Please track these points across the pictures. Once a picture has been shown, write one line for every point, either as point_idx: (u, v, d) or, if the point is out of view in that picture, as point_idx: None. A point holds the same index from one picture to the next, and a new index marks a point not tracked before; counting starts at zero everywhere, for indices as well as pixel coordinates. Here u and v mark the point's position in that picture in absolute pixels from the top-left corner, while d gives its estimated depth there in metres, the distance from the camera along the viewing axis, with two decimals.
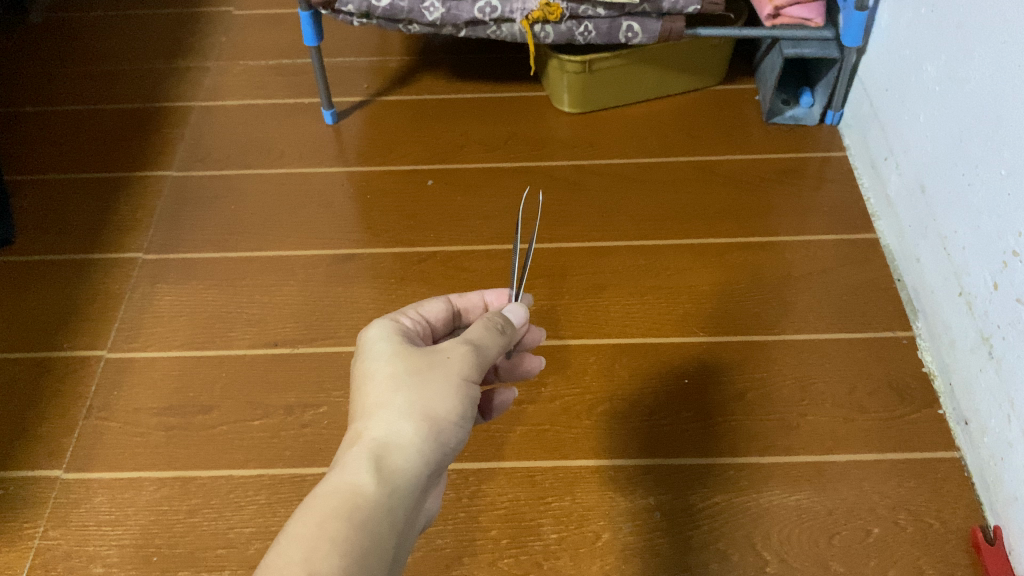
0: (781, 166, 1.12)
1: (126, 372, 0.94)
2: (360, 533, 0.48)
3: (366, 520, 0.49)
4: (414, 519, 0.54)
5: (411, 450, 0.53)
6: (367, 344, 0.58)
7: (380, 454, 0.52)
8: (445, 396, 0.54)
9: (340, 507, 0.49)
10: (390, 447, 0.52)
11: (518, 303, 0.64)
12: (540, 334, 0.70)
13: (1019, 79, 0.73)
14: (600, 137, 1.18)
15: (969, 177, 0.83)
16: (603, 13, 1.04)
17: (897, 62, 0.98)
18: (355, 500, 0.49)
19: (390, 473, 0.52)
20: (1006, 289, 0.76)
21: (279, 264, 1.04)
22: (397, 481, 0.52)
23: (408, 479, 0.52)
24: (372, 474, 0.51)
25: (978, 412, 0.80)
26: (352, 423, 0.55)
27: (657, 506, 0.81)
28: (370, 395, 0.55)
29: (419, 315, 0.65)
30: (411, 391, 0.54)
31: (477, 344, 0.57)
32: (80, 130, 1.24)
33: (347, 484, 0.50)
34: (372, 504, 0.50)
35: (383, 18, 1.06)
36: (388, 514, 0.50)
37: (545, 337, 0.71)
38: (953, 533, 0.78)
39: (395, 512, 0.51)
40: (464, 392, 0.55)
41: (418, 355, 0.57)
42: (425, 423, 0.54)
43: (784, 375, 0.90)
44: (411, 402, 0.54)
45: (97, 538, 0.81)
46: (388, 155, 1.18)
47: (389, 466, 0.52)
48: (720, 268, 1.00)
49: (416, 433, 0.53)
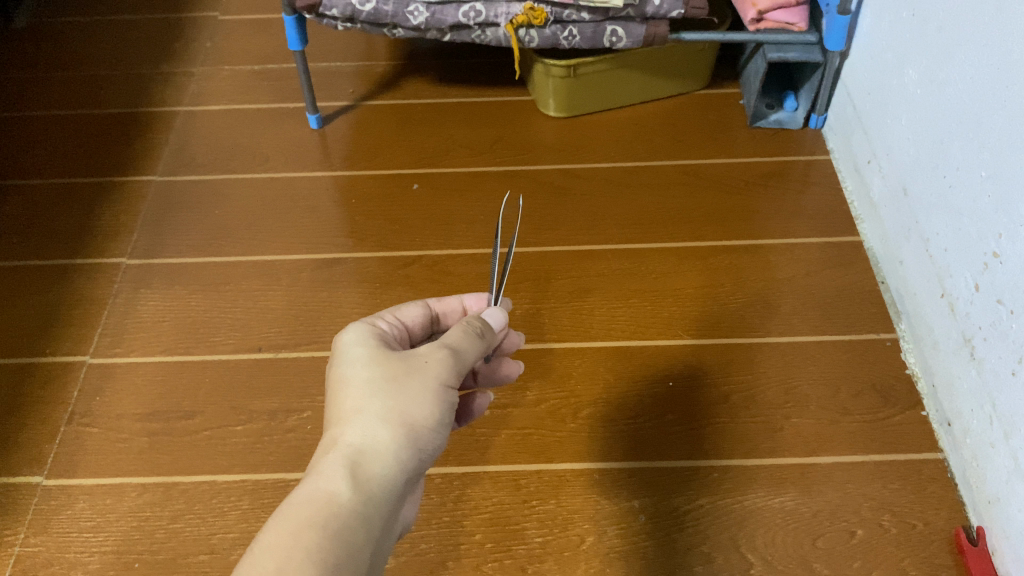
0: (766, 170, 1.13)
1: (109, 378, 0.93)
2: (336, 541, 0.48)
3: (340, 528, 0.48)
4: (392, 525, 0.54)
5: (388, 456, 0.53)
6: (343, 349, 0.58)
7: (357, 460, 0.52)
8: (422, 400, 0.54)
9: (315, 515, 0.48)
10: (366, 453, 0.52)
11: (496, 307, 0.64)
12: (519, 339, 0.69)
13: (999, 81, 0.74)
14: (585, 142, 1.19)
15: (950, 179, 0.83)
16: (587, 18, 1.04)
17: (880, 66, 0.99)
18: (330, 508, 0.49)
19: (366, 480, 0.51)
20: (987, 290, 0.77)
21: (263, 269, 1.04)
22: (373, 488, 0.51)
23: (384, 486, 0.52)
24: (347, 481, 0.51)
25: (961, 413, 0.81)
26: (329, 429, 0.54)
27: (642, 509, 0.81)
28: (346, 400, 0.54)
29: (396, 319, 0.65)
30: (388, 397, 0.54)
31: (455, 349, 0.57)
32: (63, 135, 1.24)
33: (322, 492, 0.50)
34: (347, 512, 0.49)
35: (367, 22, 1.06)
36: (364, 522, 0.50)
37: (524, 342, 0.70)
38: (937, 534, 0.78)
39: (371, 519, 0.50)
40: (442, 397, 0.55)
41: (396, 359, 0.56)
42: (402, 429, 0.53)
43: (768, 378, 0.90)
44: (388, 408, 0.54)
45: (78, 545, 0.80)
46: (374, 159, 1.18)
47: (364, 474, 0.52)
48: (704, 272, 1.00)
49: (393, 439, 0.53)
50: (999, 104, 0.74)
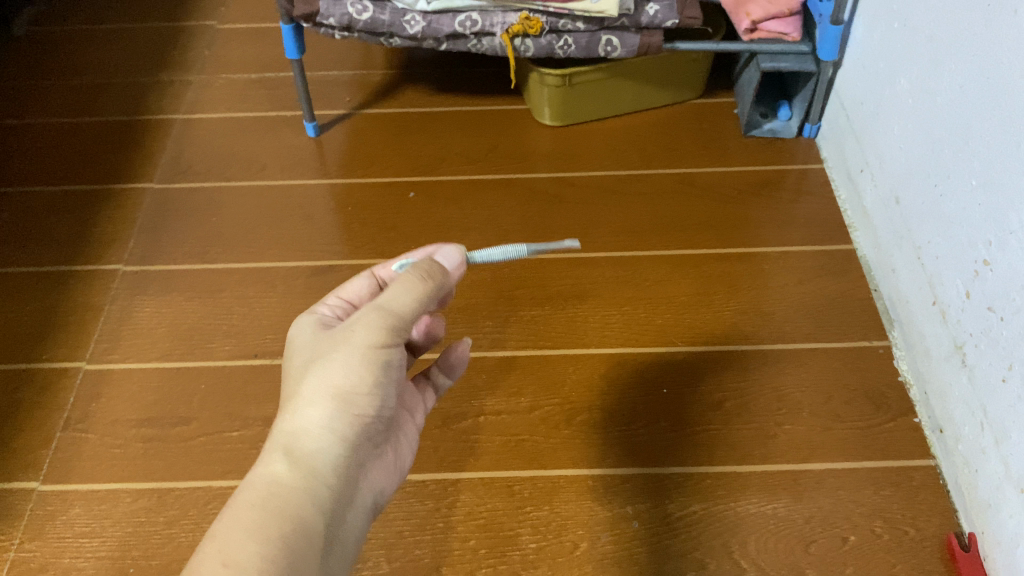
0: (759, 179, 1.14)
1: (105, 384, 0.93)
2: (274, 517, 0.50)
3: (279, 505, 0.51)
4: (350, 496, 0.56)
5: (326, 427, 0.54)
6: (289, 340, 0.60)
7: (295, 439, 0.54)
8: (351, 369, 0.55)
9: (253, 500, 0.50)
10: (301, 432, 0.54)
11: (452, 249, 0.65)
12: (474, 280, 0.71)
13: (989, 90, 0.75)
14: (580, 150, 1.19)
15: (941, 187, 0.84)
16: (583, 27, 1.05)
17: (872, 76, 1.00)
18: (270, 488, 0.51)
19: (303, 458, 0.53)
20: (977, 298, 0.77)
21: (260, 276, 1.04)
22: (314, 460, 0.53)
23: (323, 460, 0.54)
24: (284, 463, 0.53)
25: (953, 420, 0.81)
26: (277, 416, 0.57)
27: (635, 515, 0.81)
28: (286, 386, 0.56)
29: (342, 300, 0.66)
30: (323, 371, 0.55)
31: (386, 305, 0.56)
32: (61, 142, 1.24)
33: (261, 478, 0.52)
34: (286, 492, 0.51)
35: (364, 31, 1.07)
36: (305, 497, 0.52)
37: None
38: (929, 541, 0.78)
39: (313, 494, 0.52)
40: (376, 357, 0.55)
41: (332, 335, 0.57)
42: (337, 397, 0.55)
43: (761, 385, 0.90)
44: (322, 380, 0.55)
45: (73, 550, 0.81)
46: (370, 167, 1.18)
47: (302, 452, 0.53)
48: (698, 280, 1.01)
49: (329, 411, 0.54)
50: (989, 114, 0.75)
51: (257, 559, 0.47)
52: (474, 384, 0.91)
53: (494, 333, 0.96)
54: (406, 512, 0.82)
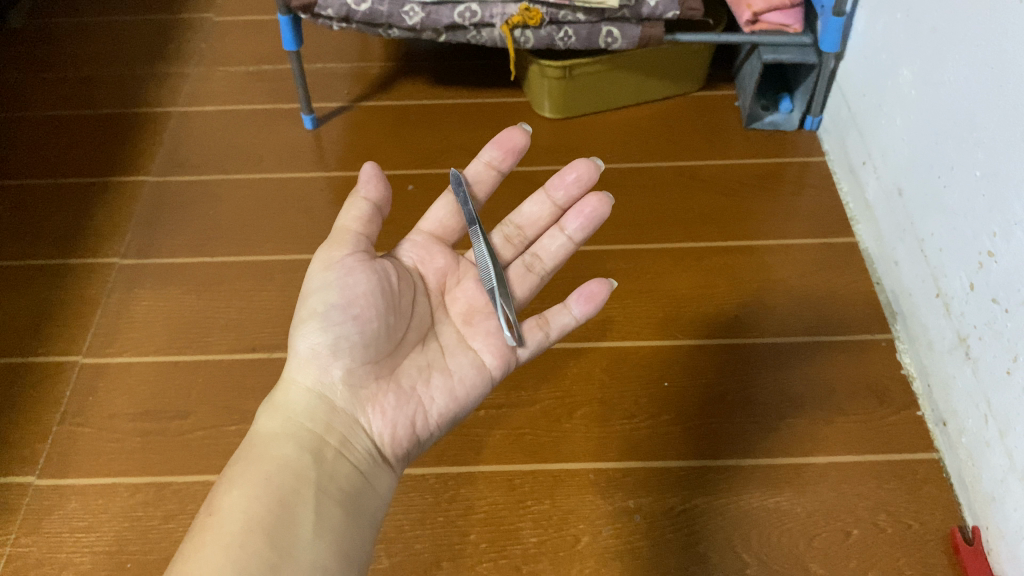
0: (761, 171, 1.13)
1: (102, 378, 0.93)
2: (252, 461, 0.57)
3: (258, 452, 0.57)
4: (345, 438, 0.60)
5: (297, 375, 0.62)
6: None
7: (280, 393, 0.62)
8: (309, 327, 0.62)
9: (240, 457, 0.57)
10: (283, 386, 0.62)
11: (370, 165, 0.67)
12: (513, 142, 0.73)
13: (994, 80, 0.74)
14: (581, 143, 1.19)
15: (945, 178, 0.83)
16: (583, 18, 1.04)
17: (874, 67, 0.99)
18: (254, 439, 0.59)
19: (282, 405, 0.61)
20: (982, 290, 0.76)
21: (258, 269, 1.03)
22: (290, 404, 0.60)
23: (301, 413, 0.60)
24: (267, 415, 0.60)
25: (956, 413, 0.81)
26: None
27: (637, 509, 0.81)
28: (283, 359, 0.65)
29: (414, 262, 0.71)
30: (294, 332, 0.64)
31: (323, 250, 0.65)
32: (57, 135, 1.23)
33: (252, 439, 0.59)
34: (267, 444, 0.58)
35: (362, 22, 1.06)
36: (283, 444, 0.58)
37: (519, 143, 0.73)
38: (932, 534, 0.78)
39: (291, 441, 0.58)
40: (321, 297, 0.62)
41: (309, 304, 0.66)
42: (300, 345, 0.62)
43: (763, 378, 0.90)
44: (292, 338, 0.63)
45: (70, 545, 0.80)
46: (368, 160, 1.17)
47: (282, 411, 0.60)
48: (700, 272, 1.00)
49: (296, 360, 0.62)
50: (993, 104, 0.74)
51: (238, 502, 0.53)
52: None
53: None
54: (406, 506, 0.81)
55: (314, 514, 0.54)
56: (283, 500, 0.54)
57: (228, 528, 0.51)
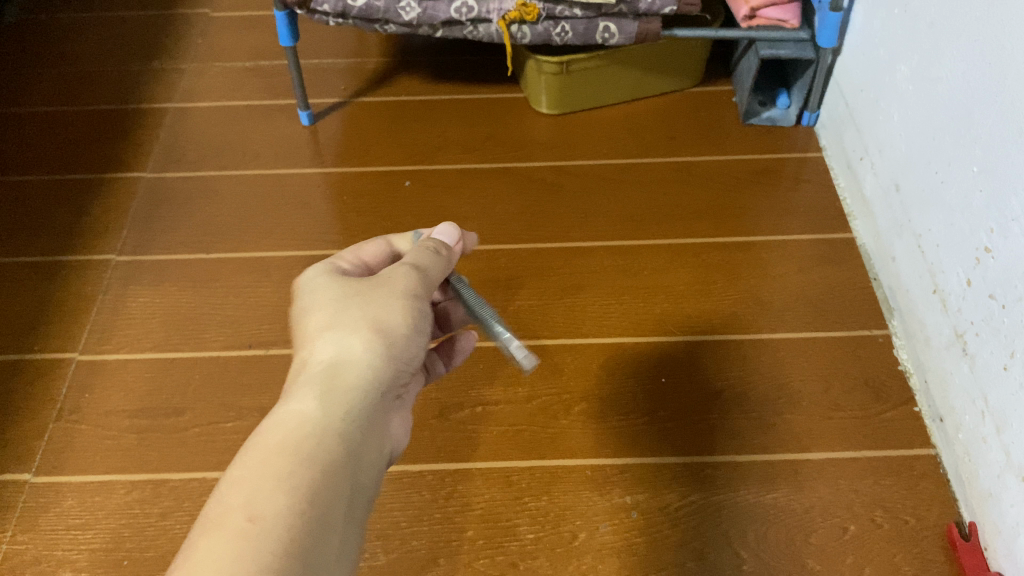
0: (758, 167, 1.13)
1: (98, 375, 0.92)
2: (297, 456, 0.48)
3: (306, 445, 0.49)
4: (378, 452, 0.54)
5: (356, 368, 0.54)
6: (304, 281, 0.60)
7: (328, 374, 0.53)
8: (385, 327, 0.55)
9: (280, 446, 0.48)
10: (332, 369, 0.53)
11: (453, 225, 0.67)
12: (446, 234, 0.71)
13: (991, 75, 0.74)
14: (578, 139, 1.18)
15: (942, 174, 0.83)
16: (580, 14, 1.04)
17: (872, 62, 0.99)
18: (300, 425, 0.50)
19: (331, 392, 0.52)
20: (979, 286, 0.76)
21: (255, 265, 1.03)
22: (342, 395, 0.52)
23: (347, 406, 0.52)
24: (315, 399, 0.51)
25: (954, 409, 0.81)
26: (299, 351, 0.56)
27: (634, 505, 0.80)
28: (311, 321, 0.56)
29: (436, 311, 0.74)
30: (355, 312, 0.56)
31: (417, 265, 0.59)
32: (52, 132, 1.23)
33: (289, 425, 0.50)
34: (316, 436, 0.50)
35: (359, 18, 1.05)
36: (333, 442, 0.50)
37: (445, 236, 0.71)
38: (929, 530, 0.78)
39: (343, 438, 0.51)
40: (412, 302, 0.57)
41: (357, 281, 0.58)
42: (373, 335, 0.55)
43: (760, 374, 0.90)
44: (355, 321, 0.55)
45: (66, 542, 0.80)
46: (366, 156, 1.17)
47: (329, 395, 0.52)
48: (697, 268, 1.00)
49: (364, 351, 0.54)
50: (991, 99, 0.74)
51: (285, 519, 0.44)
52: (471, 374, 0.91)
53: None
54: (403, 503, 0.81)
55: (349, 547, 0.47)
56: (328, 523, 0.46)
57: (276, 548, 0.43)
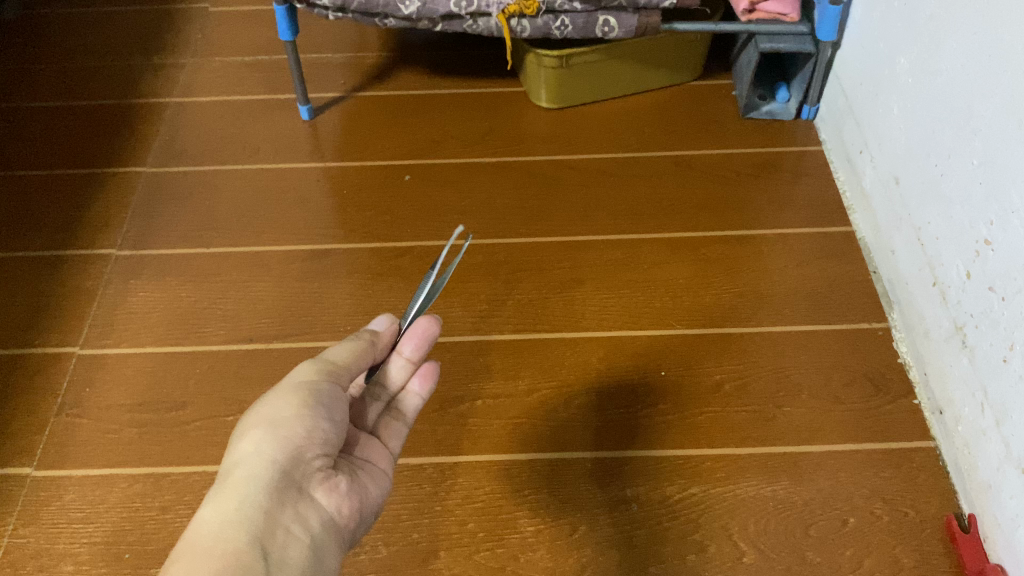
0: (758, 161, 1.13)
1: (99, 369, 0.93)
2: (199, 554, 0.51)
3: (206, 542, 0.52)
4: (299, 529, 0.55)
5: (259, 459, 0.56)
6: None
7: (231, 472, 0.56)
8: (280, 417, 0.58)
9: (183, 551, 0.51)
10: (235, 467, 0.56)
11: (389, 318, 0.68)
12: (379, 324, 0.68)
13: (991, 68, 0.74)
14: (578, 133, 1.18)
15: (942, 167, 0.83)
16: (580, 7, 1.04)
17: (871, 55, 0.99)
18: (201, 526, 0.53)
19: (233, 488, 0.55)
20: (978, 278, 0.77)
21: (255, 260, 1.03)
22: (245, 486, 0.55)
23: (248, 495, 0.55)
24: (216, 500, 0.54)
25: (953, 402, 0.81)
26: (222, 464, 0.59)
27: (634, 498, 0.81)
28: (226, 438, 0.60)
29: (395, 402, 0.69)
30: (252, 416, 0.59)
31: (328, 357, 0.63)
32: (51, 127, 1.23)
33: (191, 531, 0.53)
34: (217, 533, 0.52)
35: (358, 12, 1.05)
36: (232, 532, 0.52)
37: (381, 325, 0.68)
38: (928, 522, 0.78)
39: (244, 528, 0.53)
40: (306, 388, 0.60)
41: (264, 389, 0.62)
42: (268, 426, 0.58)
43: (760, 367, 0.90)
44: (253, 421, 0.58)
45: (68, 536, 0.80)
46: (365, 150, 1.17)
47: (228, 492, 0.55)
48: (697, 262, 1.00)
49: (263, 442, 0.57)
50: (990, 91, 0.74)
51: None
52: (471, 367, 0.91)
53: (492, 317, 0.95)
54: (403, 496, 0.81)
55: None
56: None
57: None
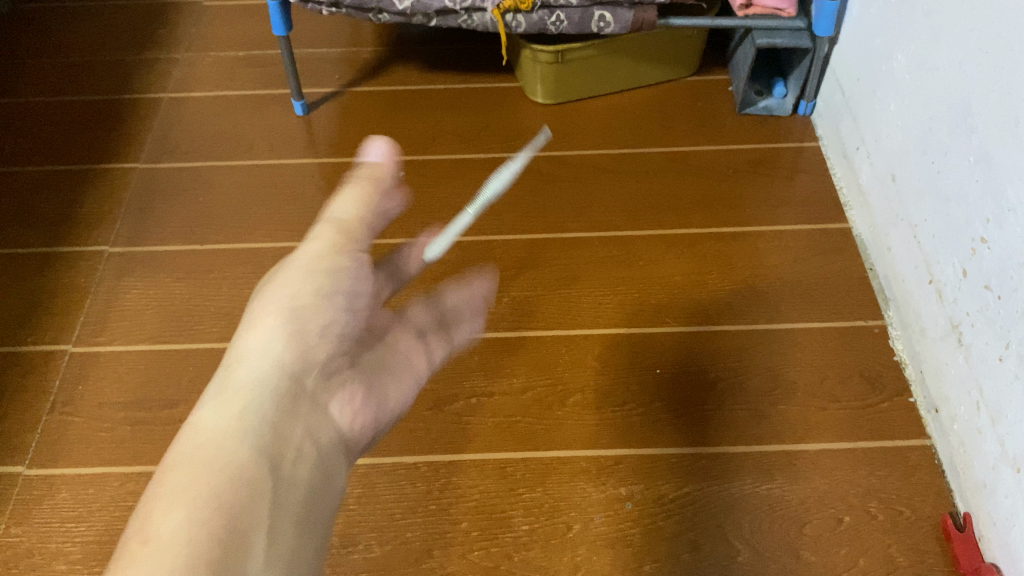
0: (754, 157, 1.12)
1: (91, 367, 0.92)
2: (200, 470, 0.54)
3: (213, 449, 0.56)
4: (298, 449, 0.59)
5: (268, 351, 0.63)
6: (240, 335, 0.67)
7: (237, 361, 0.61)
8: (289, 307, 0.64)
9: (190, 465, 0.54)
10: (243, 354, 0.63)
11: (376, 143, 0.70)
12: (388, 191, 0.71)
13: (989, 64, 0.73)
14: (573, 129, 1.18)
15: (939, 164, 0.83)
16: (575, 3, 1.03)
17: (868, 51, 0.98)
18: (201, 445, 0.55)
19: (234, 395, 0.59)
20: (974, 276, 0.76)
21: (249, 257, 1.03)
22: (245, 402, 0.59)
23: (252, 403, 0.59)
24: (220, 403, 0.59)
25: (949, 400, 0.80)
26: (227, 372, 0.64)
27: (628, 497, 0.80)
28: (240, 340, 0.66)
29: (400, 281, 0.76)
30: (264, 300, 0.65)
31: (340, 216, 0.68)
32: (44, 122, 1.22)
33: (193, 441, 0.57)
34: (221, 444, 0.56)
35: (352, 7, 1.05)
36: (233, 441, 0.56)
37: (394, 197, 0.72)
38: (923, 521, 0.78)
39: (247, 440, 0.56)
40: (314, 270, 0.66)
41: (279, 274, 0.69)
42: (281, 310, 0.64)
43: (755, 365, 0.89)
44: (265, 307, 0.65)
45: (60, 535, 0.80)
46: (360, 146, 1.17)
47: (228, 403, 0.59)
48: (692, 259, 1.00)
49: (275, 326, 0.64)
50: (987, 88, 0.74)
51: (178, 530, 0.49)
52: (466, 365, 0.90)
53: (487, 314, 0.95)
54: (397, 495, 0.81)
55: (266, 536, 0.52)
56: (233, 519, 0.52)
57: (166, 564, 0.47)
